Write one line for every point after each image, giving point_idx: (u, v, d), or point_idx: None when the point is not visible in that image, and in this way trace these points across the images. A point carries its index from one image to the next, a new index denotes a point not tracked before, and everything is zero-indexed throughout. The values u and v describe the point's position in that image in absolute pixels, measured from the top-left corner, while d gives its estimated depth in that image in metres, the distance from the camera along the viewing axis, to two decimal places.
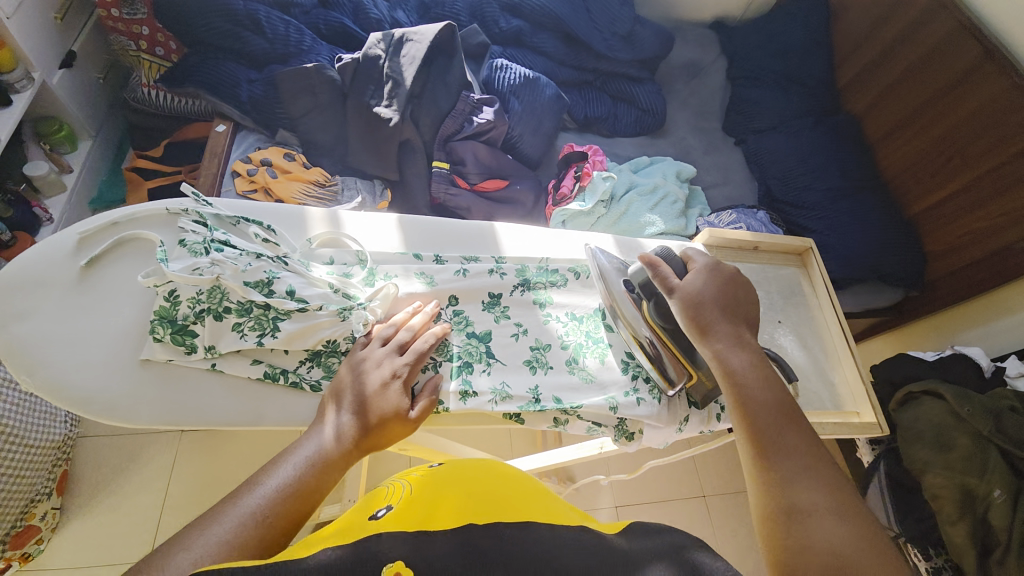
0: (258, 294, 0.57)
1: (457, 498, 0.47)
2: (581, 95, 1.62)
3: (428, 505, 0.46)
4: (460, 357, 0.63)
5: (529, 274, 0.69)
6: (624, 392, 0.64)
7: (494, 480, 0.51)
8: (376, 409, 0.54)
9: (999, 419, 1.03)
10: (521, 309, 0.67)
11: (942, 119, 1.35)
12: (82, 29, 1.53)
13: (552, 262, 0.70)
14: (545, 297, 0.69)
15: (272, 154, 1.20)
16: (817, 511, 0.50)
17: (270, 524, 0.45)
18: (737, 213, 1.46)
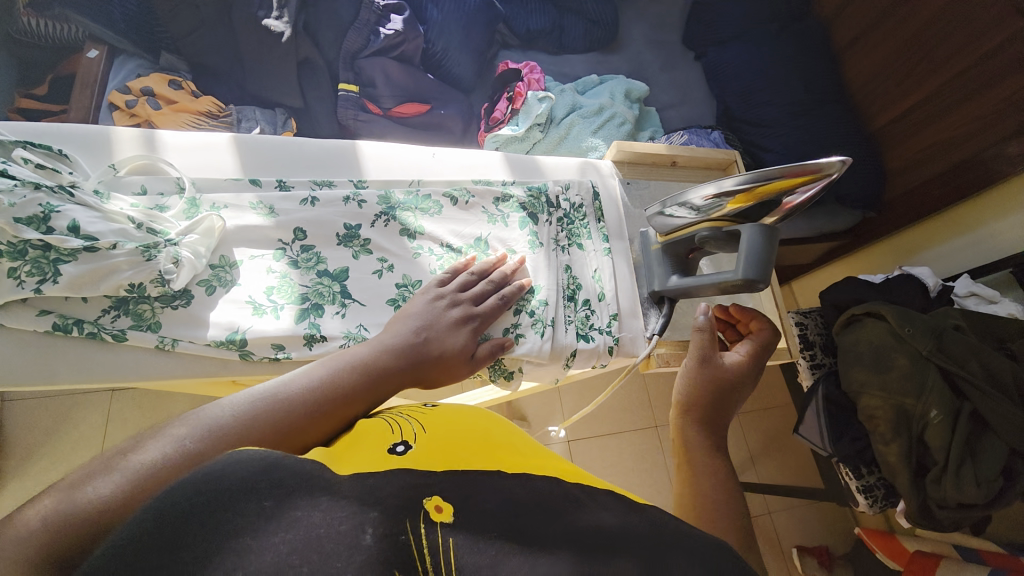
0: (32, 232, 0.46)
1: (467, 443, 0.38)
2: (521, 4, 1.42)
3: (446, 442, 0.38)
4: (307, 298, 0.55)
5: (395, 202, 0.62)
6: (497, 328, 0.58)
7: (481, 423, 0.42)
8: (444, 347, 0.51)
9: (941, 338, 1.00)
10: (383, 242, 0.59)
11: (912, 17, 1.22)
12: None
13: (421, 185, 0.63)
14: (416, 227, 0.61)
15: (153, 82, 1.04)
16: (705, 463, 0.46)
17: (311, 419, 0.39)
18: (689, 134, 1.35)
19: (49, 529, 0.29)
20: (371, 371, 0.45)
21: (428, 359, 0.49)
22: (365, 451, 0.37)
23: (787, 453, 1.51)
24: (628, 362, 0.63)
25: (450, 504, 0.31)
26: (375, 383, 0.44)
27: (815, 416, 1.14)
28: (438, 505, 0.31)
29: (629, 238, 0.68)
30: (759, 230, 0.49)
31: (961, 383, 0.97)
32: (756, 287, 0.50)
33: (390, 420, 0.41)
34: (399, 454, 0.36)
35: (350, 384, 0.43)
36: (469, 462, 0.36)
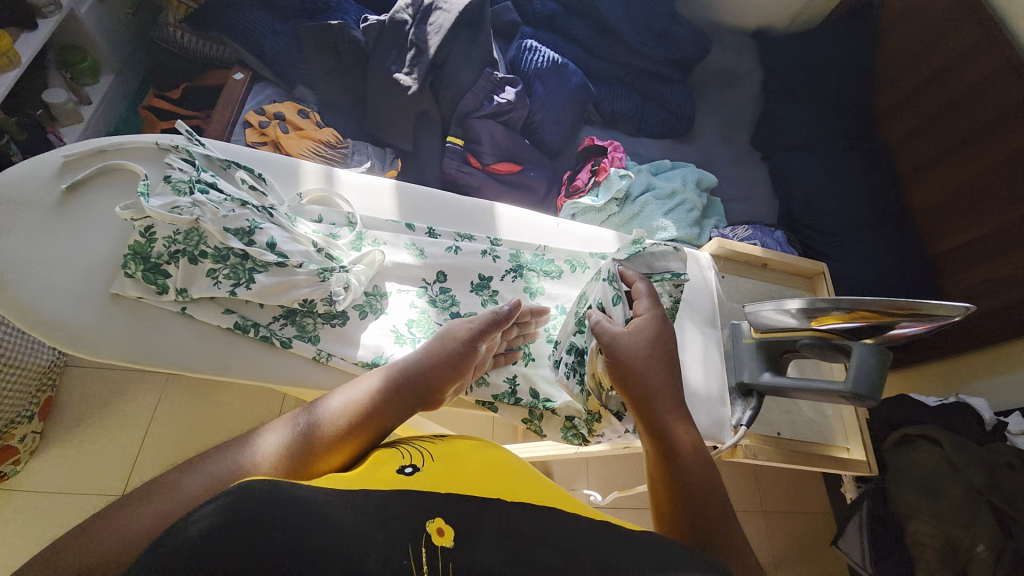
0: (237, 242, 0.52)
1: (467, 473, 0.47)
2: (609, 88, 1.55)
3: (447, 473, 0.46)
4: None
5: (523, 261, 0.68)
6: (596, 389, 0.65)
7: (474, 458, 0.51)
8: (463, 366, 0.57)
9: (995, 475, 0.98)
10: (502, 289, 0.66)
11: (975, 159, 1.30)
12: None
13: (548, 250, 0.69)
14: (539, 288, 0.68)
15: (286, 108, 1.16)
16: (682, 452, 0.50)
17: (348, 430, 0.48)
18: (754, 229, 1.41)
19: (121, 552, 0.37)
20: (387, 395, 0.51)
21: (425, 383, 0.54)
22: (381, 471, 0.45)
23: (814, 564, 1.45)
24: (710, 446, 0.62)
25: (452, 528, 0.38)
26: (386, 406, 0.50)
27: (857, 531, 1.13)
28: (440, 528, 0.38)
29: (721, 327, 0.70)
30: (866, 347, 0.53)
31: (1011, 522, 0.94)
32: (865, 400, 0.53)
33: (402, 449, 0.49)
34: (409, 474, 0.45)
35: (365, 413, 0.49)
36: (465, 487, 0.44)
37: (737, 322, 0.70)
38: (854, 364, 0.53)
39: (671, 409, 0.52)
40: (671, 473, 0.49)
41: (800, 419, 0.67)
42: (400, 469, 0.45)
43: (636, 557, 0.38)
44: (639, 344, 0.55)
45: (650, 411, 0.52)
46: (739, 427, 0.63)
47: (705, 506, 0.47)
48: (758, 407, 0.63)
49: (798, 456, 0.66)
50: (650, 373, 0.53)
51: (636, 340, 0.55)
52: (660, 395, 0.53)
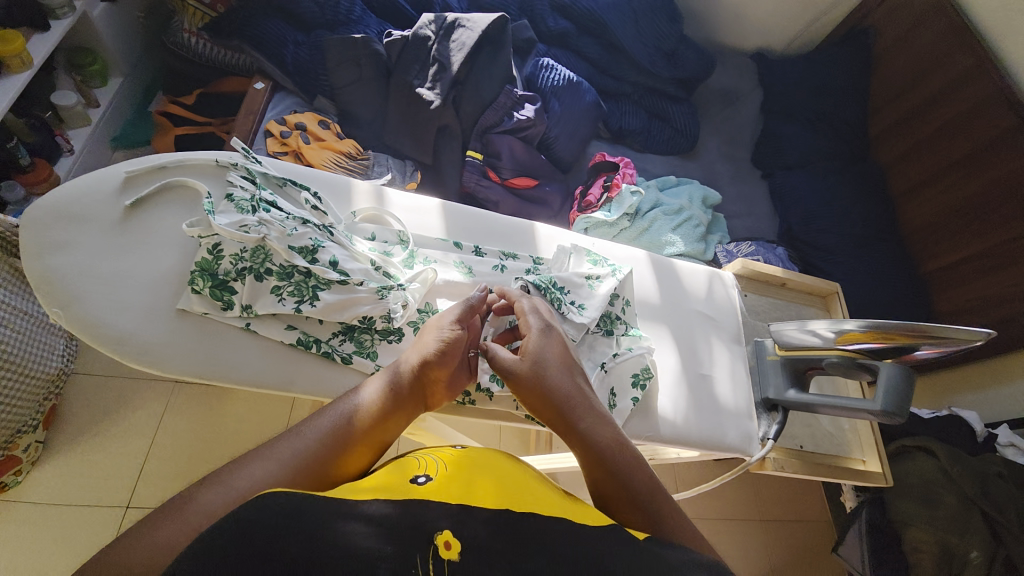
0: (302, 260, 0.53)
1: (478, 481, 0.48)
2: (617, 105, 1.59)
3: (459, 482, 0.47)
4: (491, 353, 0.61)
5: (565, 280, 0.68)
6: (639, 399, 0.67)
7: (488, 465, 0.52)
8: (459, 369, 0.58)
9: (987, 483, 1.04)
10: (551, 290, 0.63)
11: (963, 183, 1.38)
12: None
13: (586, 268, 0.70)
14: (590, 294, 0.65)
15: (306, 119, 1.17)
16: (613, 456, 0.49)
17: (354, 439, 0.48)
18: (756, 245, 1.45)
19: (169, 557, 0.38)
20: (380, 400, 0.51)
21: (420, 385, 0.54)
22: (392, 482, 0.46)
23: (811, 571, 1.49)
24: (740, 459, 0.66)
25: (459, 542, 0.39)
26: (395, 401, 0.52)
27: (856, 539, 1.15)
28: (447, 542, 0.39)
29: (744, 343, 0.74)
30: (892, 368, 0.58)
31: (1001, 528, 1.02)
32: (896, 418, 0.57)
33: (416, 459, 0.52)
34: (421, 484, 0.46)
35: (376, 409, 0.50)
36: (471, 497, 0.45)
37: (760, 339, 0.74)
38: (882, 387, 0.57)
39: (584, 413, 0.51)
40: (610, 479, 0.48)
41: (820, 432, 0.71)
42: (412, 479, 0.47)
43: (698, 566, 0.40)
44: (554, 352, 0.54)
45: (566, 418, 0.50)
46: (766, 441, 0.66)
47: (648, 506, 0.47)
48: (783, 422, 0.68)
49: (820, 468, 0.69)
50: (563, 378, 0.53)
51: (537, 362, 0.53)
52: (571, 399, 0.51)
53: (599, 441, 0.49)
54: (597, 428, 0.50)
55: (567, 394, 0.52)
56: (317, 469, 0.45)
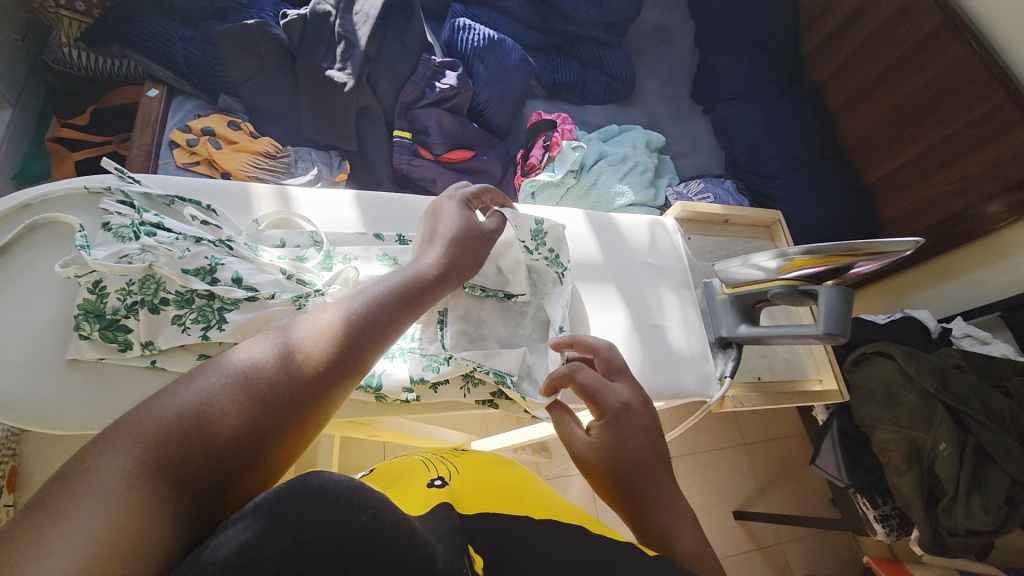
0: (199, 283, 0.48)
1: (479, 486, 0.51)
2: (547, 58, 1.52)
3: (476, 488, 0.50)
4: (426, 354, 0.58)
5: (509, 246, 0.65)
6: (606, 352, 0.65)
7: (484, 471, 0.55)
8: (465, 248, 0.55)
9: (944, 376, 1.10)
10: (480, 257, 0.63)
11: (897, 88, 1.39)
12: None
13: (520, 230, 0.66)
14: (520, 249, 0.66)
15: (213, 122, 1.07)
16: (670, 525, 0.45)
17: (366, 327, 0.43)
18: (705, 182, 1.44)
19: (134, 489, 0.28)
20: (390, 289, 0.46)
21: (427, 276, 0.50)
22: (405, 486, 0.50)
23: (793, 483, 1.57)
24: (699, 402, 0.66)
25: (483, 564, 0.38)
26: (397, 304, 0.46)
27: (831, 448, 1.21)
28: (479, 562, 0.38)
29: (693, 287, 0.74)
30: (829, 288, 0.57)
31: (964, 417, 1.06)
32: (838, 337, 0.57)
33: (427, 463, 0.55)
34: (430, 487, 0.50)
35: (376, 309, 0.44)
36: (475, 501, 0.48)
37: (707, 281, 0.74)
38: (823, 311, 0.57)
39: (650, 482, 0.46)
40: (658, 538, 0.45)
41: (776, 361, 0.73)
42: (429, 483, 0.50)
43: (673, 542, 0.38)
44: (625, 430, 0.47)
45: (631, 489, 0.46)
46: (723, 379, 0.67)
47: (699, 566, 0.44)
48: (738, 357, 0.68)
49: (780, 397, 0.71)
50: (628, 453, 0.47)
51: (632, 434, 0.47)
52: (640, 471, 0.46)
53: (666, 520, 0.45)
54: (658, 494, 0.46)
55: (639, 469, 0.46)
56: (328, 353, 0.40)
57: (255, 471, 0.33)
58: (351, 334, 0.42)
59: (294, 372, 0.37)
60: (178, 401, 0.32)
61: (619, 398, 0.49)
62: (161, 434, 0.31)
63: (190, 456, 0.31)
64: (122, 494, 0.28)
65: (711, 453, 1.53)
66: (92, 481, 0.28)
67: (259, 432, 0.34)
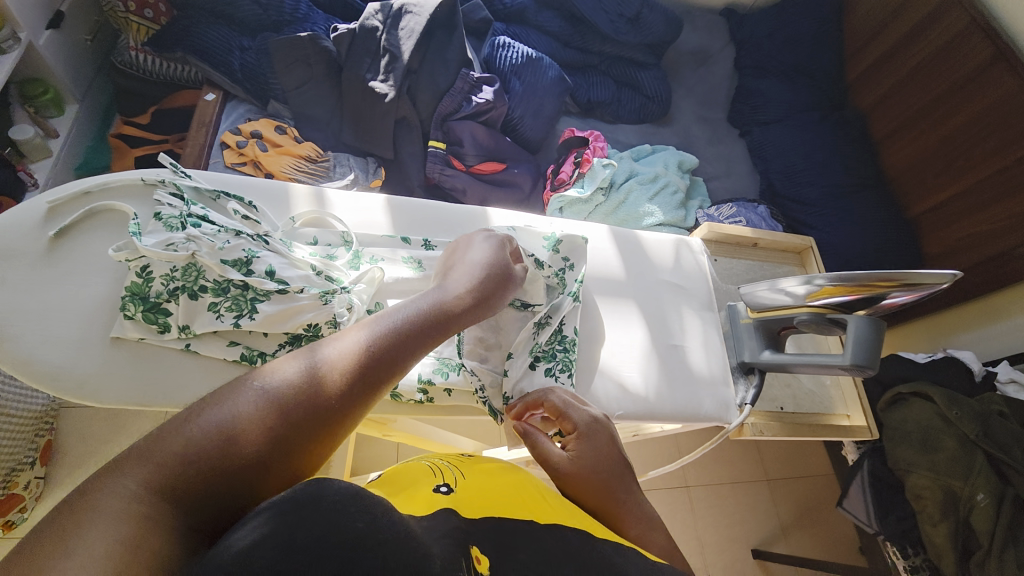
0: (236, 274, 0.51)
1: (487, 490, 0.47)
2: (584, 77, 1.54)
3: (482, 493, 0.46)
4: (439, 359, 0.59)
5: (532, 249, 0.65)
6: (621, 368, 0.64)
7: (485, 473, 0.51)
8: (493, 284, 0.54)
9: (987, 423, 1.03)
10: None
11: (946, 120, 1.34)
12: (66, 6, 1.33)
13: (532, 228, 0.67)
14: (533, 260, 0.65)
15: (262, 126, 1.13)
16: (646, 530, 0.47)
17: (386, 360, 0.42)
18: (737, 206, 1.41)
19: (147, 514, 0.29)
20: (412, 321, 0.46)
21: (451, 310, 0.49)
22: (410, 491, 0.46)
23: (818, 525, 1.49)
24: (718, 427, 0.65)
25: (487, 559, 0.38)
26: (418, 331, 0.45)
27: (860, 489, 1.15)
28: (479, 557, 0.37)
29: (717, 309, 0.72)
30: (856, 320, 0.56)
31: (1006, 468, 0.99)
32: (866, 370, 0.56)
33: (432, 467, 0.51)
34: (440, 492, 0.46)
35: (397, 336, 0.44)
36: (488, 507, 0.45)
37: (732, 304, 0.72)
38: (850, 344, 0.55)
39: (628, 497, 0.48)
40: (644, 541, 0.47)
41: (800, 392, 0.71)
42: (435, 489, 0.46)
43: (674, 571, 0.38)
44: (600, 448, 0.49)
45: (610, 502, 0.47)
46: (744, 407, 0.65)
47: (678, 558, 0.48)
48: (760, 384, 0.66)
49: (802, 428, 0.69)
50: (602, 469, 0.49)
51: (601, 445, 0.50)
52: (618, 490, 0.48)
53: (646, 528, 0.47)
54: (634, 507, 0.48)
55: (616, 487, 0.48)
56: (345, 389, 0.39)
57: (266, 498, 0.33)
58: (369, 368, 0.41)
59: (308, 404, 0.37)
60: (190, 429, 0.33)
61: (588, 414, 0.52)
62: (170, 462, 0.31)
63: (200, 482, 0.31)
64: (138, 515, 0.29)
65: (730, 486, 1.47)
66: (109, 501, 0.29)
67: (272, 462, 0.34)
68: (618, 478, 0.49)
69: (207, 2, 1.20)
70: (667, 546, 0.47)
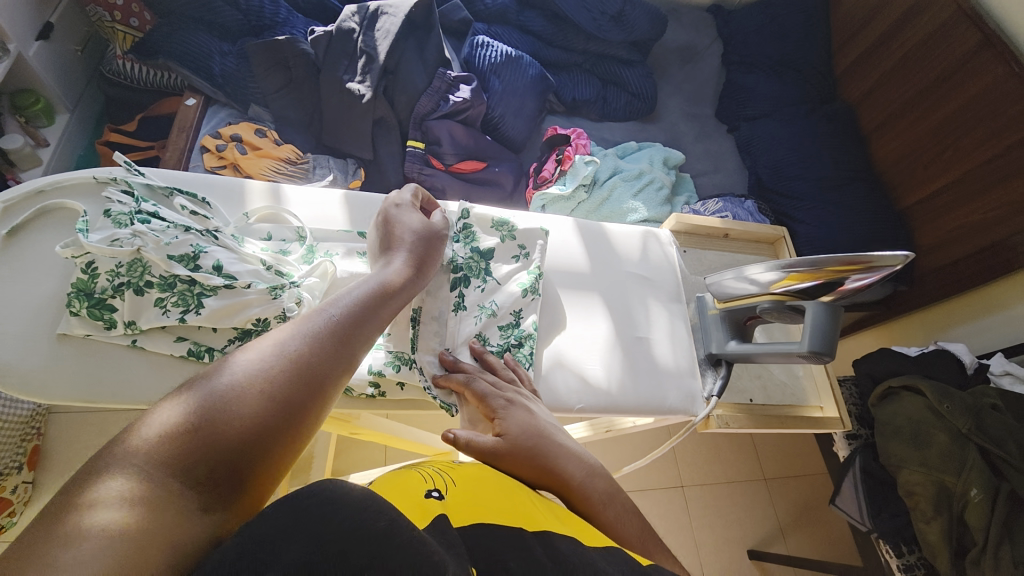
0: (182, 269, 0.52)
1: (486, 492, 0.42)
2: (568, 76, 1.53)
3: (478, 495, 0.41)
4: (392, 355, 0.59)
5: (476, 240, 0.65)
6: (590, 363, 0.63)
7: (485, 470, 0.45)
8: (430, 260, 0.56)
9: (979, 417, 1.00)
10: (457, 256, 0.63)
11: (935, 109, 1.32)
12: (56, 18, 1.35)
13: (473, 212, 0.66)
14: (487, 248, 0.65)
15: (241, 129, 1.14)
16: (608, 504, 0.45)
17: (345, 333, 0.43)
18: (724, 201, 1.38)
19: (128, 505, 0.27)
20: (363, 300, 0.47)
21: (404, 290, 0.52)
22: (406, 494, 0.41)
23: (816, 526, 1.46)
24: (684, 420, 0.64)
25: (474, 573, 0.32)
26: (380, 309, 0.48)
27: (852, 487, 1.12)
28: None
29: (686, 302, 0.72)
30: (817, 306, 0.55)
31: (998, 461, 0.97)
32: (823, 358, 0.56)
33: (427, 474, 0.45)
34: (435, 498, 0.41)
35: (360, 314, 0.45)
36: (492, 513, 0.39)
37: (701, 296, 0.72)
38: (812, 334, 0.54)
39: (581, 469, 0.47)
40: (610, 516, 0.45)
41: (771, 383, 0.71)
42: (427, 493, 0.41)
43: (615, 555, 0.37)
44: (524, 420, 0.49)
45: (556, 471, 0.46)
46: (710, 399, 0.64)
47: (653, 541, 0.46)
48: (727, 376, 0.66)
49: (772, 420, 0.69)
50: (535, 436, 0.48)
51: (520, 419, 0.49)
52: (565, 456, 0.47)
53: (615, 509, 0.45)
54: (589, 479, 0.46)
55: (561, 457, 0.47)
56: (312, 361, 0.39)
57: (256, 476, 0.33)
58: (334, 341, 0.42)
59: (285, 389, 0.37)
60: (142, 434, 0.32)
61: (504, 397, 0.51)
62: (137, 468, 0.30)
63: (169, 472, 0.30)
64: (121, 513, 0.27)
65: (723, 485, 1.44)
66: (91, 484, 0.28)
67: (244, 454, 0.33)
68: (560, 444, 0.48)
69: (187, 10, 1.21)
70: (607, 491, 0.46)
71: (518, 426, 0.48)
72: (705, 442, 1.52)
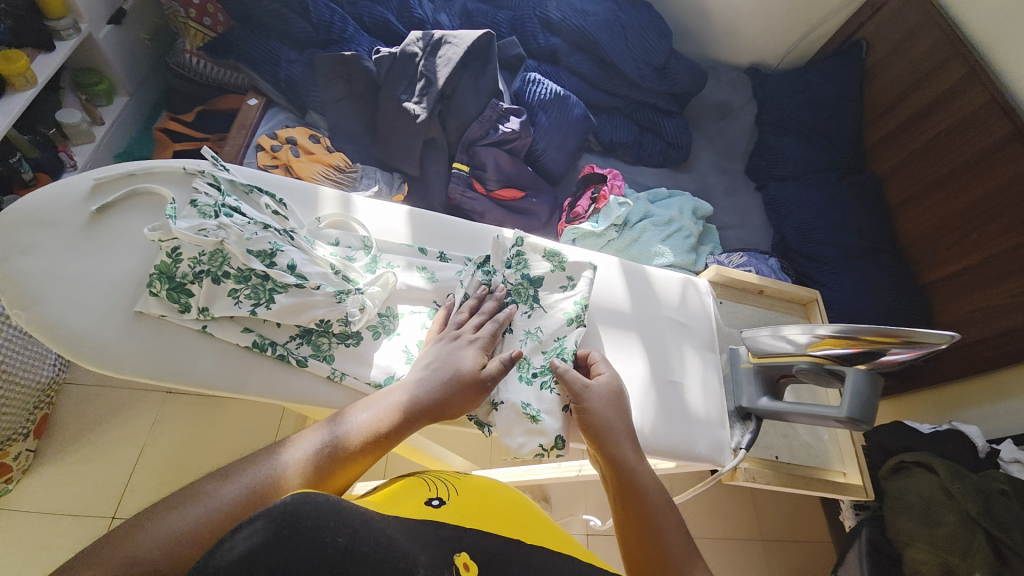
0: (259, 264, 0.55)
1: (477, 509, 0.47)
2: (608, 118, 1.59)
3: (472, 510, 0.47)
4: None
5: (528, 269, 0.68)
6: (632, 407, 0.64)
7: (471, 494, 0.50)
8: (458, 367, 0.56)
9: (988, 501, 0.99)
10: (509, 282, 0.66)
11: (963, 192, 1.36)
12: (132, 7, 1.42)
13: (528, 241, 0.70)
14: (536, 277, 0.68)
15: (297, 133, 1.19)
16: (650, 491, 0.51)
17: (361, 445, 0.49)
18: (748, 256, 1.41)
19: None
20: (384, 413, 0.52)
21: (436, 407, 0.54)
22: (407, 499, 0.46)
23: None
24: (711, 469, 0.65)
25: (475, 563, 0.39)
26: (404, 422, 0.52)
27: (856, 559, 1.11)
28: (466, 563, 0.39)
29: (719, 351, 0.74)
30: (856, 374, 0.56)
31: (1006, 550, 0.96)
32: (860, 425, 0.57)
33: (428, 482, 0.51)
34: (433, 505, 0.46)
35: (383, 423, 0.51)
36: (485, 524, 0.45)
37: (733, 348, 0.74)
38: (851, 403, 0.56)
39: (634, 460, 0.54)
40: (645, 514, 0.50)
41: (797, 444, 0.72)
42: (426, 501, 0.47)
43: None
44: (608, 399, 0.58)
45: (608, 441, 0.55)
46: (738, 451, 0.66)
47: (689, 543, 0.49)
48: (755, 431, 0.67)
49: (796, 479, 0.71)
50: (609, 413, 0.57)
51: (604, 395, 0.58)
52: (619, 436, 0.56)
53: (661, 507, 0.51)
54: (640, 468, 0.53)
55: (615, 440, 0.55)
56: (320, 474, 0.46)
57: None
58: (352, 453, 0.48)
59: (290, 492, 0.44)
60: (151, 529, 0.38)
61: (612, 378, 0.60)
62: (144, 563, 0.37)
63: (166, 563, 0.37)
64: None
65: (722, 541, 1.42)
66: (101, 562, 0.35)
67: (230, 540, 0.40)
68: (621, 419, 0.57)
69: (263, 18, 1.29)
70: (653, 486, 0.52)
71: (607, 404, 0.58)
72: (708, 494, 1.50)
